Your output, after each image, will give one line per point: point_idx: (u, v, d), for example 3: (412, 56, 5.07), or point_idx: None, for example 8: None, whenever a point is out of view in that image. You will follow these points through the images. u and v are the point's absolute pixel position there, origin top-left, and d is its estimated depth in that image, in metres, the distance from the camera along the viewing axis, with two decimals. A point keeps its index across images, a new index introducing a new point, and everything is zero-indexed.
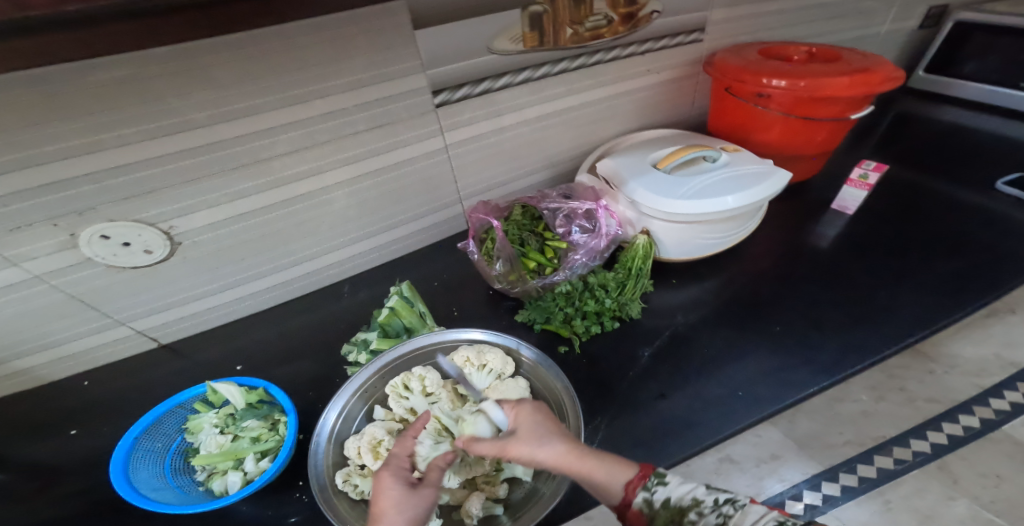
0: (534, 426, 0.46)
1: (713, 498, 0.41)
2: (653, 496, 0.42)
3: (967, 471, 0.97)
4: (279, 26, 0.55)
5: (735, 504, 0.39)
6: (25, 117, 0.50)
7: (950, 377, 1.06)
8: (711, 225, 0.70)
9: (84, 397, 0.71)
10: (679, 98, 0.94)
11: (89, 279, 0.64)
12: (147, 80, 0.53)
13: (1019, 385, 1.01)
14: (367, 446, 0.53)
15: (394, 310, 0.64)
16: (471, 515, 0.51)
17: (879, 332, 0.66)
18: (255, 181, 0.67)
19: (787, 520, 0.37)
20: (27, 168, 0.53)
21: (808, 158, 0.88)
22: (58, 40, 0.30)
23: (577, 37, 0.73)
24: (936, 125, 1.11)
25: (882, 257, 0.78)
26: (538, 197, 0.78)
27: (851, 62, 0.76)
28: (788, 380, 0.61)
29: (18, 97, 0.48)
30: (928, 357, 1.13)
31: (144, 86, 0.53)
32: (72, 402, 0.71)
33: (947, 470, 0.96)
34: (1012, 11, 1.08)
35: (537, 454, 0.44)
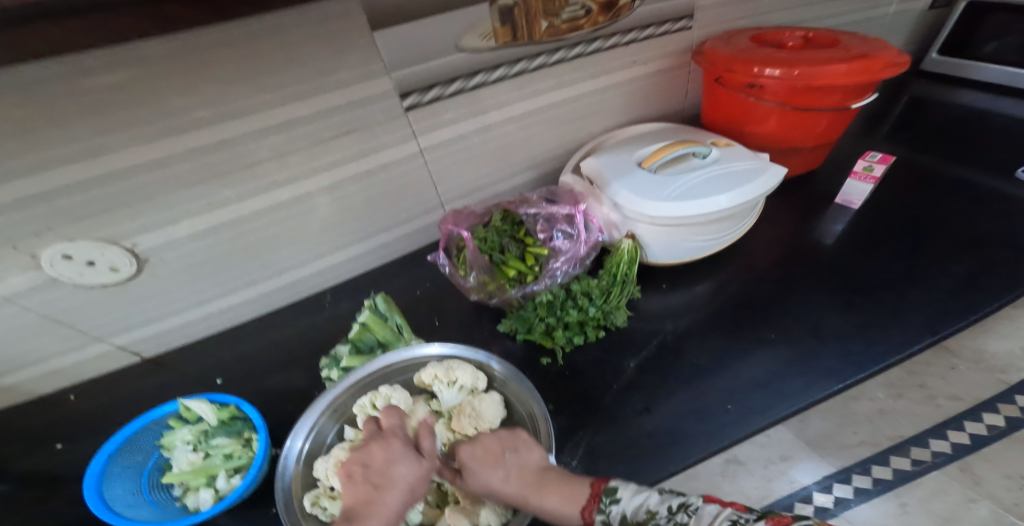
0: (473, 472, 0.47)
1: (667, 506, 0.39)
2: (609, 518, 0.40)
3: (992, 473, 0.89)
4: (227, 32, 0.53)
5: (689, 511, 0.38)
6: None
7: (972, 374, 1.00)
8: (700, 227, 0.66)
9: (69, 412, 0.71)
10: (671, 90, 0.89)
11: (59, 299, 0.63)
12: (92, 95, 0.51)
13: None
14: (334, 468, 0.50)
15: (366, 325, 0.62)
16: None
17: (884, 338, 0.61)
18: (234, 189, 0.65)
19: (742, 516, 0.35)
20: None
21: (809, 150, 0.82)
22: None
23: (553, 30, 0.68)
24: (954, 108, 1.03)
25: (890, 253, 0.73)
26: (518, 201, 0.75)
27: (852, 47, 0.70)
28: (782, 392, 0.57)
29: None
30: (950, 352, 1.07)
31: (90, 101, 0.51)
32: (57, 418, 0.70)
33: (969, 472, 0.89)
34: None
35: (490, 494, 0.46)
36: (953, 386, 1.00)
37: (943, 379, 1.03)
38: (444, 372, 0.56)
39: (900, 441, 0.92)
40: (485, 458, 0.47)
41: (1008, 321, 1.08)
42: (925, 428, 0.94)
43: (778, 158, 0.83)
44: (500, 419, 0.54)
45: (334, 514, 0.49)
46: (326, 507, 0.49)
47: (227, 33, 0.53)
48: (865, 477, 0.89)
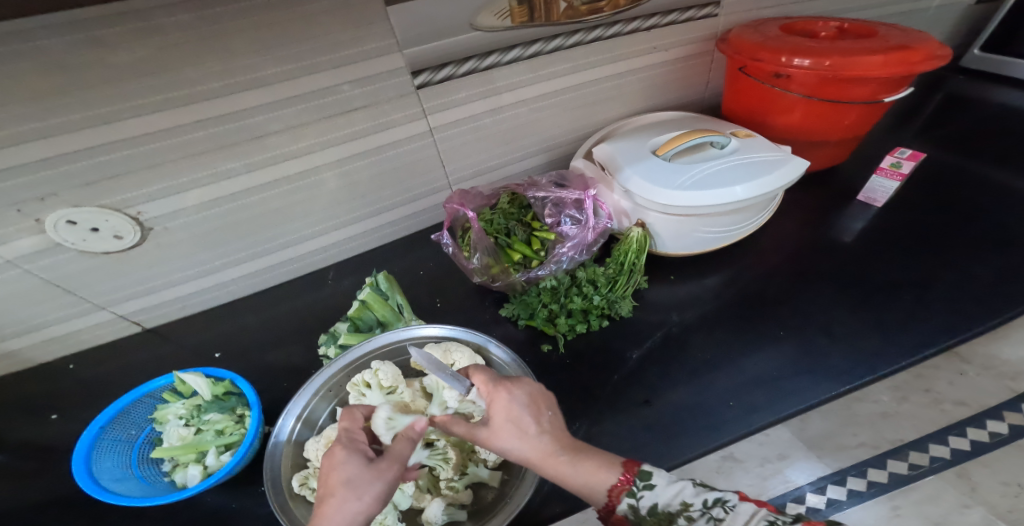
0: (507, 422, 0.43)
1: (702, 500, 0.39)
2: (637, 502, 0.40)
3: None
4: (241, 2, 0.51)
5: (725, 506, 0.38)
6: None
7: None
8: (713, 219, 0.64)
9: (70, 380, 0.71)
10: (691, 77, 0.87)
11: (61, 264, 0.62)
12: (103, 64, 0.50)
13: None
14: (325, 449, 0.50)
15: (366, 303, 0.60)
16: (432, 521, 0.46)
17: (896, 341, 0.60)
18: (243, 161, 0.64)
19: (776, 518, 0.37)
20: None
21: (830, 144, 0.80)
22: None
23: (571, 11, 0.67)
24: (985, 107, 1.00)
25: (906, 254, 0.71)
26: (526, 185, 0.73)
27: (889, 38, 0.68)
28: (786, 390, 0.56)
29: None
30: None
31: (102, 70, 0.50)
32: (59, 385, 0.71)
33: None
34: None
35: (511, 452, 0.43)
36: None
37: None
38: (441, 355, 0.53)
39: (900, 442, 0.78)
40: (527, 412, 0.44)
41: None
42: None
43: (800, 152, 0.81)
44: None
45: None
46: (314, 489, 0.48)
47: (241, 3, 0.51)
48: (861, 476, 0.75)
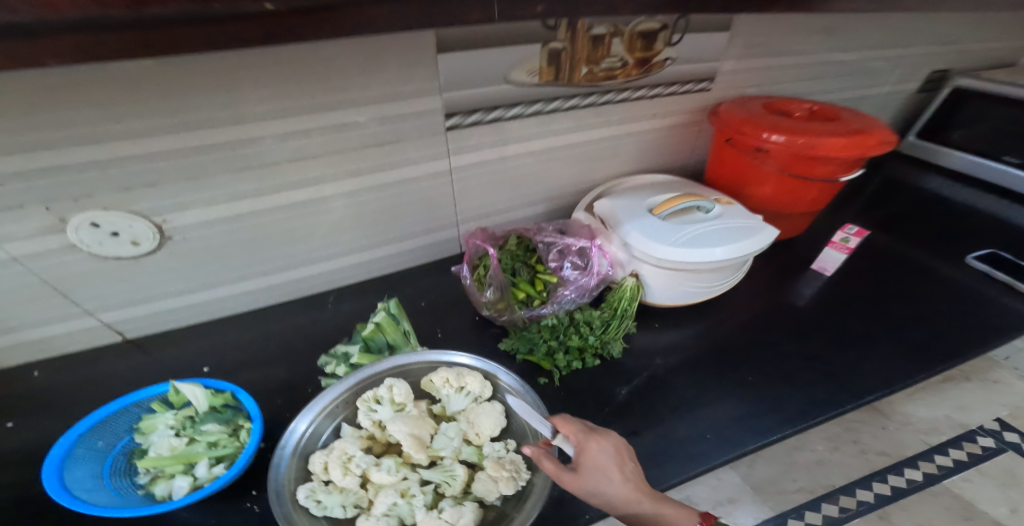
0: (602, 467, 0.46)
1: None
2: None
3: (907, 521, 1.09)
4: (317, 47, 0.56)
5: None
6: (39, 103, 0.48)
7: (900, 433, 1.25)
8: (697, 275, 0.73)
9: (26, 388, 0.64)
10: (680, 144, 0.97)
11: (67, 265, 0.60)
12: (169, 78, 0.51)
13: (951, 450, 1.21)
14: (336, 462, 0.49)
15: (379, 326, 0.63)
16: None
17: (844, 388, 0.70)
18: (255, 183, 0.65)
19: None
20: (39, 150, 0.50)
21: (797, 215, 0.93)
22: (180, 34, 0.28)
23: (591, 76, 0.75)
24: (916, 192, 1.22)
25: (851, 315, 0.84)
26: (534, 229, 0.80)
27: (850, 123, 0.81)
28: (755, 427, 0.64)
29: (39, 85, 0.47)
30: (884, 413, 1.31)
31: (166, 80, 0.52)
32: (12, 394, 0.64)
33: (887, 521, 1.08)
34: (1011, 79, 1.18)
35: (599, 495, 0.46)
36: (881, 443, 1.23)
37: (873, 437, 1.25)
38: (455, 376, 0.58)
39: (832, 490, 1.12)
40: (619, 459, 0.47)
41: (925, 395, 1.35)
42: (855, 480, 1.15)
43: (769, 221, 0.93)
44: (500, 427, 0.56)
45: (327, 509, 0.47)
46: (321, 501, 0.47)
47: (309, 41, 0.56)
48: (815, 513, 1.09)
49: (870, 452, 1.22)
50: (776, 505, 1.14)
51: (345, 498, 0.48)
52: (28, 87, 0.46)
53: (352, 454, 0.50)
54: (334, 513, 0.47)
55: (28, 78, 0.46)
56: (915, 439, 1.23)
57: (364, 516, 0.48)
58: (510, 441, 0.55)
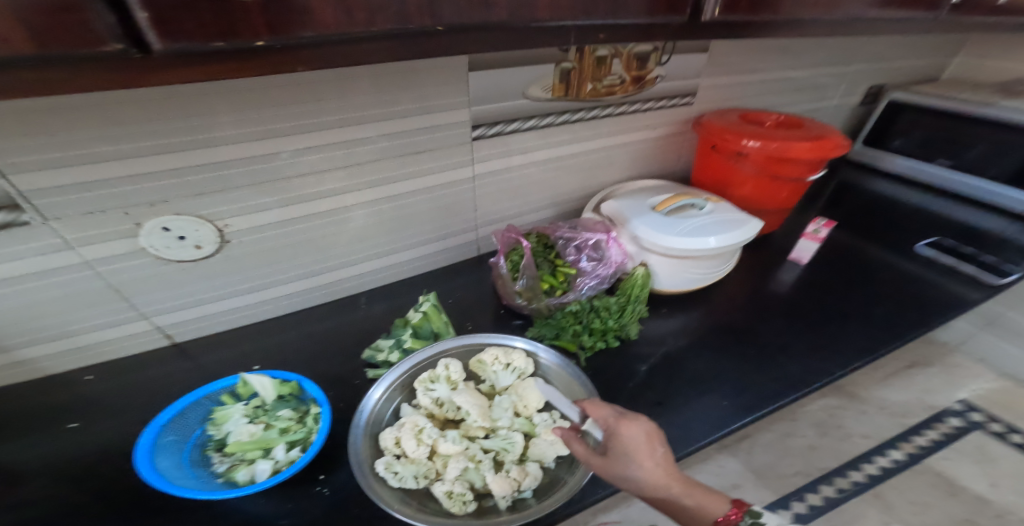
0: (625, 453, 0.49)
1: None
2: None
3: (900, 499, 1.21)
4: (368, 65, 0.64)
5: None
6: (130, 118, 0.53)
7: (877, 415, 1.40)
8: (698, 261, 0.82)
9: (85, 391, 0.68)
10: (669, 151, 1.09)
11: (135, 268, 0.64)
12: (241, 93, 0.58)
13: (926, 430, 1.37)
14: (410, 433, 0.55)
15: (426, 315, 0.69)
16: (503, 494, 0.51)
17: (832, 357, 0.80)
18: (277, 196, 0.69)
19: None
20: (116, 161, 0.55)
21: (774, 211, 1.04)
22: (317, 55, 0.34)
23: (595, 92, 0.85)
24: (868, 193, 1.38)
25: (830, 298, 0.96)
26: (550, 227, 0.86)
27: (811, 130, 0.94)
28: (764, 393, 0.72)
29: (132, 101, 0.52)
30: (862, 399, 1.45)
31: (239, 96, 0.58)
32: (73, 396, 0.67)
33: (882, 498, 1.21)
34: (936, 92, 1.37)
35: (625, 478, 0.48)
36: (862, 426, 1.37)
37: (856, 421, 1.38)
38: (503, 354, 0.64)
39: (826, 472, 1.25)
40: (646, 446, 0.49)
41: (896, 379, 1.52)
42: (846, 461, 1.28)
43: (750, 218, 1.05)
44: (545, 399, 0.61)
45: (403, 478, 0.52)
46: (398, 471, 0.52)
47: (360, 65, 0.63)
48: (815, 496, 1.20)
49: (854, 436, 1.34)
50: (776, 487, 1.23)
51: (418, 468, 0.53)
52: (121, 102, 0.52)
53: (423, 426, 0.55)
54: (409, 484, 0.52)
55: (122, 94, 0.52)
56: (892, 421, 1.38)
57: (438, 483, 0.52)
58: (555, 412, 0.61)
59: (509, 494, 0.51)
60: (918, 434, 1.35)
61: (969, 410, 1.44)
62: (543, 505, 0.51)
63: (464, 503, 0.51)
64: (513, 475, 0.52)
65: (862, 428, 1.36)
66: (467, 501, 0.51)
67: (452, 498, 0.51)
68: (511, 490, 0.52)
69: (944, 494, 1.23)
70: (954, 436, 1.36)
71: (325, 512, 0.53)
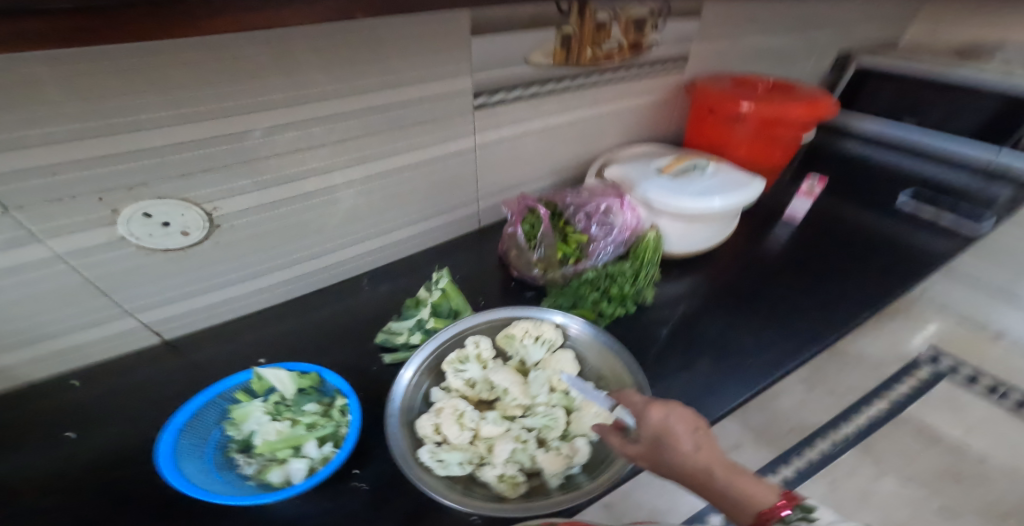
0: (654, 436, 0.44)
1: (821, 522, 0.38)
2: None
3: (889, 451, 1.27)
4: (366, 26, 0.59)
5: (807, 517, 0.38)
6: (108, 87, 0.47)
7: (859, 368, 1.47)
8: (707, 222, 0.82)
9: (74, 397, 0.63)
10: (662, 118, 1.08)
11: (116, 260, 0.58)
12: (234, 60, 0.53)
13: (903, 379, 1.43)
14: (452, 418, 0.52)
15: (446, 292, 0.67)
16: (556, 473, 0.50)
17: (841, 312, 0.82)
18: (254, 179, 0.63)
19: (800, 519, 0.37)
20: (94, 138, 0.49)
21: (767, 173, 1.06)
22: None
23: (594, 57, 0.83)
24: (845, 153, 1.42)
25: (827, 256, 0.98)
26: (559, 194, 0.84)
27: (803, 92, 0.95)
28: (783, 351, 0.73)
29: (111, 69, 0.47)
30: (842, 353, 1.53)
31: (232, 62, 0.53)
32: (60, 404, 0.62)
33: (873, 453, 1.26)
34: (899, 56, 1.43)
35: (658, 463, 0.44)
36: (847, 378, 1.41)
37: (840, 375, 1.45)
38: (532, 326, 0.62)
39: (820, 427, 1.29)
40: (678, 428, 0.44)
41: (871, 330, 1.56)
42: (836, 414, 1.32)
43: None
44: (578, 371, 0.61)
45: (449, 465, 0.50)
46: (443, 459, 0.49)
47: (359, 28, 0.59)
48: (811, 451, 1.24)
49: (840, 389, 1.40)
50: (775, 444, 1.27)
51: (463, 454, 0.51)
52: (95, 70, 0.46)
53: (463, 410, 0.54)
54: (454, 470, 0.49)
55: (97, 64, 0.46)
56: (871, 373, 1.44)
57: (487, 467, 0.50)
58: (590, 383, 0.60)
59: (561, 471, 0.50)
60: (896, 385, 1.41)
61: (937, 357, 1.49)
62: (600, 480, 0.49)
63: (516, 485, 0.49)
64: (564, 452, 0.51)
65: (846, 380, 1.41)
66: (519, 482, 0.49)
67: (504, 481, 0.49)
68: (563, 466, 0.50)
69: (926, 441, 1.30)
70: (931, 382, 1.43)
71: (365, 504, 0.50)
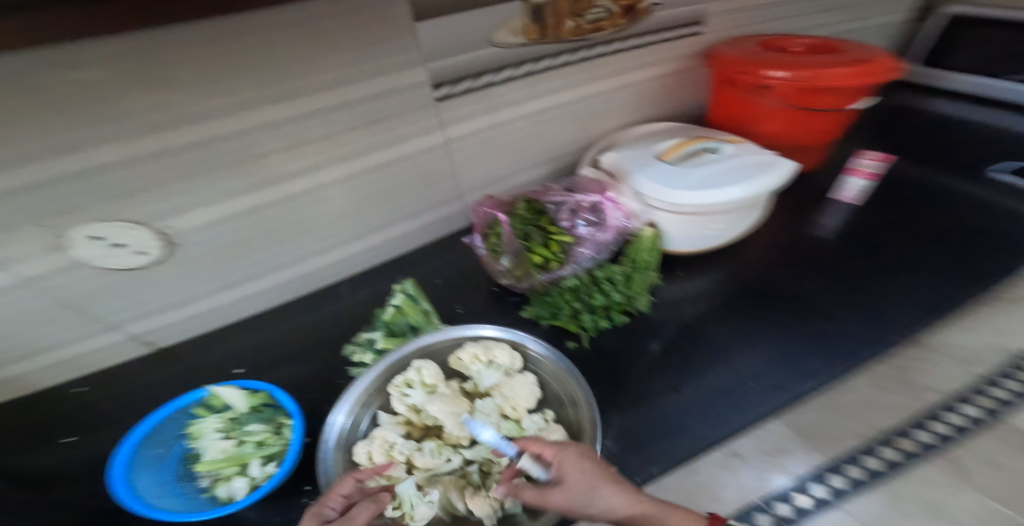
0: (582, 472, 0.40)
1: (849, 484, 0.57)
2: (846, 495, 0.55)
3: None
4: (291, 23, 0.55)
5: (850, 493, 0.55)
6: (21, 108, 0.47)
7: None
8: (716, 217, 0.69)
9: (64, 407, 0.65)
10: (680, 91, 0.94)
11: (82, 281, 0.60)
12: (148, 70, 0.51)
13: None
14: (381, 450, 0.48)
15: (400, 308, 0.62)
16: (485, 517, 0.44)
17: (887, 320, 0.66)
18: (252, 179, 0.63)
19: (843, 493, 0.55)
20: (30, 163, 0.50)
21: (807, 150, 0.89)
22: None
23: (578, 30, 0.71)
24: (928, 116, 1.16)
25: (884, 246, 0.80)
26: (542, 191, 0.76)
27: (849, 53, 0.78)
28: (801, 369, 0.60)
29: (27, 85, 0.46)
30: None
31: (154, 72, 0.51)
32: (52, 412, 0.64)
33: None
34: None
35: (592, 505, 0.38)
36: None
37: None
38: (483, 351, 0.57)
39: None
40: (598, 462, 0.42)
41: None
42: None
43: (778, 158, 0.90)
44: (536, 398, 0.54)
45: None
46: None
47: (287, 18, 0.54)
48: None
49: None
50: None
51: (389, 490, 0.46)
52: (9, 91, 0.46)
53: (394, 441, 0.49)
54: None
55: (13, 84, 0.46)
56: None
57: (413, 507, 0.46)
58: (548, 412, 0.53)
59: (491, 515, 0.45)
60: None
61: None
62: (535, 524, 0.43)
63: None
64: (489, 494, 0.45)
65: None
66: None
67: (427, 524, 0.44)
68: (494, 511, 0.44)
69: None
70: None
71: None
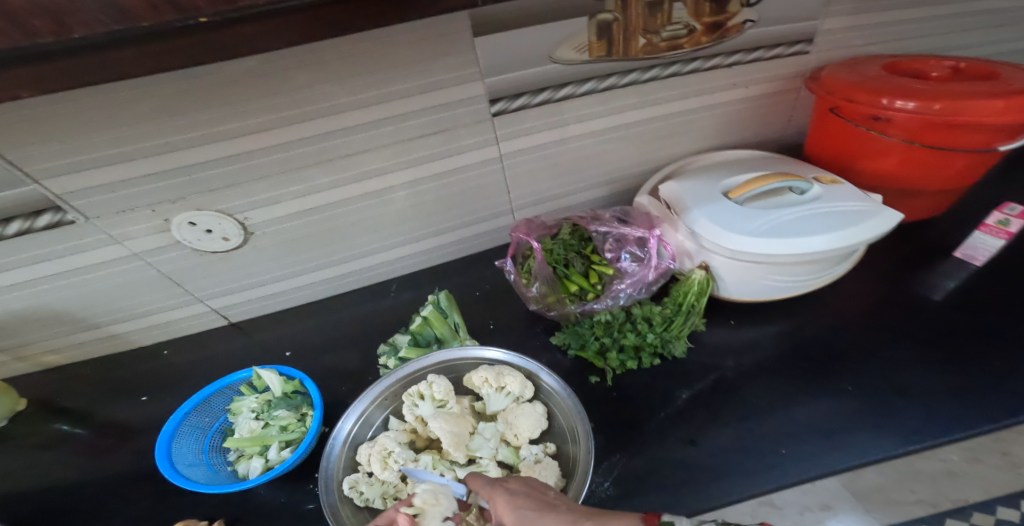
0: (520, 510, 0.39)
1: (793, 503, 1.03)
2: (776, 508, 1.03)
3: None
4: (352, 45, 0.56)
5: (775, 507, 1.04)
6: (124, 117, 0.54)
7: None
8: (784, 267, 0.60)
9: (162, 362, 0.78)
10: (770, 115, 0.83)
11: (178, 259, 0.70)
12: (226, 89, 0.55)
13: None
14: (378, 455, 0.51)
15: (427, 320, 0.63)
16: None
17: (977, 406, 0.53)
18: (335, 175, 0.68)
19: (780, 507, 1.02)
20: (134, 160, 0.58)
21: (929, 193, 0.73)
22: (132, 56, 0.27)
23: (650, 47, 0.66)
24: None
25: (1005, 311, 0.63)
26: (589, 217, 0.73)
27: (1011, 80, 0.61)
28: (847, 445, 0.51)
29: (125, 101, 0.53)
30: None
31: (229, 89, 0.55)
32: (151, 367, 0.78)
33: None
34: None
35: None
36: None
37: None
38: (494, 376, 0.55)
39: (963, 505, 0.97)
40: (532, 493, 0.41)
41: None
42: (997, 495, 0.97)
43: (892, 200, 0.75)
44: (540, 430, 0.53)
45: (369, 500, 0.50)
46: (362, 492, 0.50)
47: (352, 44, 0.56)
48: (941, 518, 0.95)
49: None
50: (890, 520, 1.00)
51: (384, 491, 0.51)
52: (113, 100, 0.53)
53: (391, 450, 0.51)
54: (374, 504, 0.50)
55: (110, 94, 0.52)
56: None
57: None
58: (549, 445, 0.53)
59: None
60: None
61: None
62: None
63: None
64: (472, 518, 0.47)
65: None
66: None
67: None
68: None
69: None
70: None
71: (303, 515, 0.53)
